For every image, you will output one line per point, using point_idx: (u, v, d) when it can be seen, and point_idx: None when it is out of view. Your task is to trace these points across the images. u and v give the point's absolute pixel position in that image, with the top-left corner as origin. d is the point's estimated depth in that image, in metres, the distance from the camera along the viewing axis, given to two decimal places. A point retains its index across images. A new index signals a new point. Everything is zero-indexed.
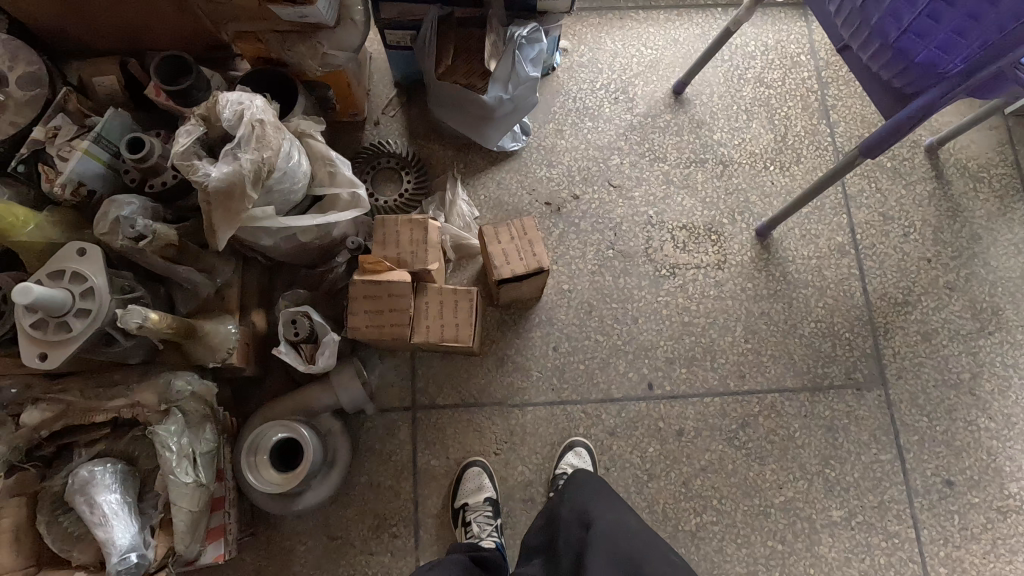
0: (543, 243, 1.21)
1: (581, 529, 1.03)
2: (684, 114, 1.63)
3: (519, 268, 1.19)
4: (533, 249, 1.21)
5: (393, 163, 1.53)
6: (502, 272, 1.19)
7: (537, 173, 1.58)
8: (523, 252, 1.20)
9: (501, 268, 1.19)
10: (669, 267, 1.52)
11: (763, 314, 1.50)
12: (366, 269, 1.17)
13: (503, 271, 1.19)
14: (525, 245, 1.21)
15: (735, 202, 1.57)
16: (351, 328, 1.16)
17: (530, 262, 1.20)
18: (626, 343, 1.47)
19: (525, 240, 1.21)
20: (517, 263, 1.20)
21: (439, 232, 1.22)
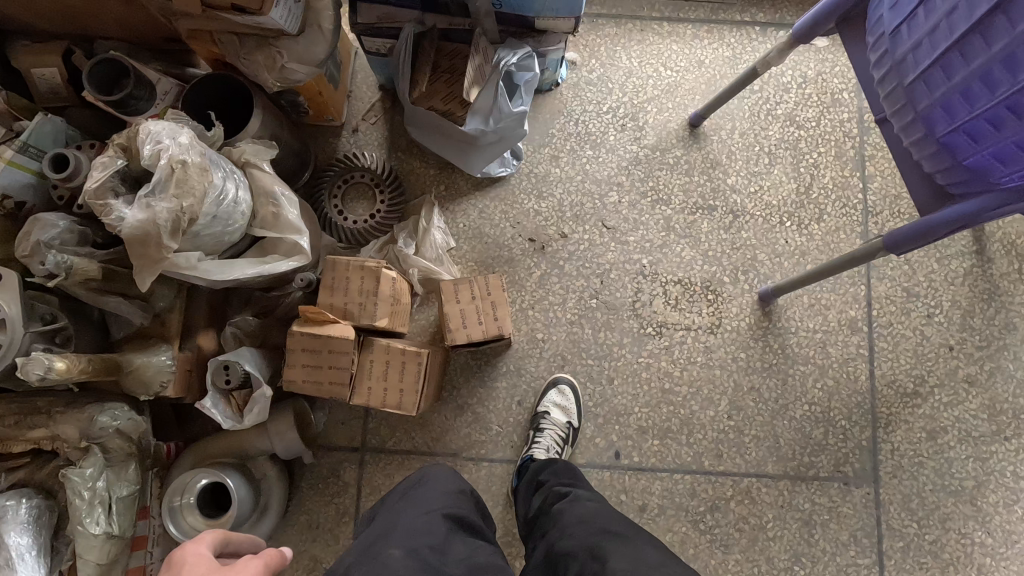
0: (507, 307, 1.10)
1: (594, 563, 0.83)
2: (698, 151, 1.45)
3: (476, 336, 1.09)
4: (495, 313, 1.09)
5: (367, 179, 1.40)
6: (456, 336, 1.08)
7: (524, 204, 1.43)
8: (484, 315, 1.09)
9: (456, 332, 1.08)
10: (656, 326, 1.38)
11: (752, 389, 1.36)
12: (308, 318, 1.06)
13: (456, 336, 1.08)
14: (487, 307, 1.10)
15: (740, 258, 1.40)
16: (287, 380, 1.06)
17: (489, 330, 1.09)
18: (597, 406, 1.35)
19: (488, 299, 1.10)
20: (476, 328, 1.09)
21: (394, 279, 1.10)
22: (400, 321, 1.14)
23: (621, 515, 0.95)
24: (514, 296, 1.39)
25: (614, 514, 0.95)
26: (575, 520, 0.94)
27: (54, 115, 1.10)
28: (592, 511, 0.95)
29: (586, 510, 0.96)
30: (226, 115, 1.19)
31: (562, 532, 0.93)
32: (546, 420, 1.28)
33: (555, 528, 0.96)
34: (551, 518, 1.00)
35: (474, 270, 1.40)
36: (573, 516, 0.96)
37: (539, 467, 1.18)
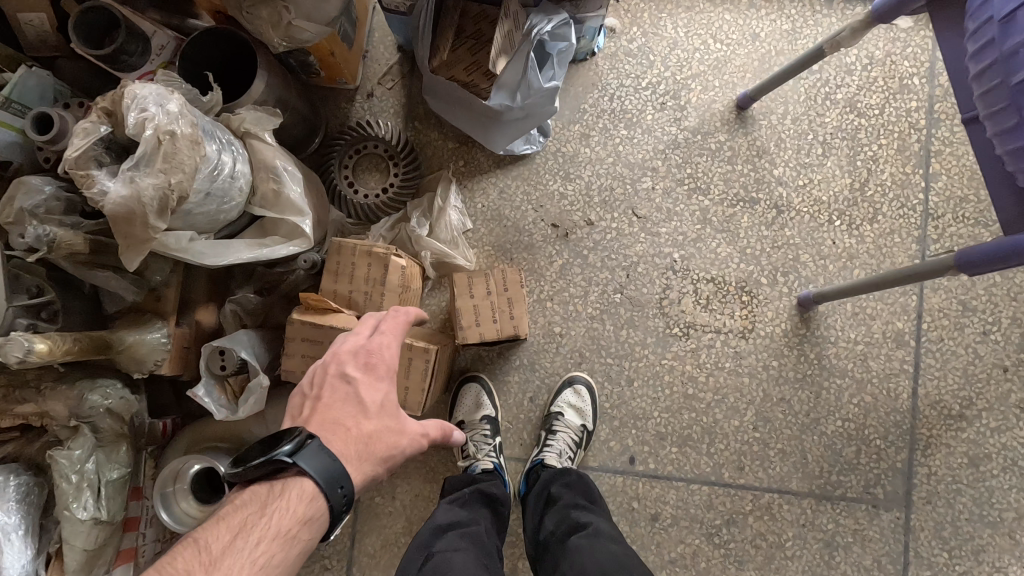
0: (524, 306, 1.04)
1: None
2: (744, 137, 1.31)
3: (487, 335, 1.03)
4: (511, 312, 1.04)
5: (380, 150, 1.30)
6: (466, 334, 1.02)
7: (548, 186, 1.31)
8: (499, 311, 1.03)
9: (468, 329, 1.02)
10: (683, 326, 1.28)
11: (782, 401, 1.26)
12: (308, 306, 0.99)
13: (466, 334, 1.02)
14: (503, 303, 1.03)
15: (780, 259, 1.29)
16: (285, 370, 1.00)
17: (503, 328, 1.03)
18: (614, 408, 1.27)
19: (505, 295, 1.03)
20: (489, 327, 1.02)
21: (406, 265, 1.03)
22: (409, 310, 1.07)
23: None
24: (532, 286, 1.29)
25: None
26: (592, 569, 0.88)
27: (41, 67, 1.00)
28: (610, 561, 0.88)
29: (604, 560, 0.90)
30: (228, 75, 1.08)
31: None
32: (559, 422, 1.21)
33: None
34: (568, 554, 0.94)
35: (491, 255, 1.31)
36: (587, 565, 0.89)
37: (552, 475, 1.13)
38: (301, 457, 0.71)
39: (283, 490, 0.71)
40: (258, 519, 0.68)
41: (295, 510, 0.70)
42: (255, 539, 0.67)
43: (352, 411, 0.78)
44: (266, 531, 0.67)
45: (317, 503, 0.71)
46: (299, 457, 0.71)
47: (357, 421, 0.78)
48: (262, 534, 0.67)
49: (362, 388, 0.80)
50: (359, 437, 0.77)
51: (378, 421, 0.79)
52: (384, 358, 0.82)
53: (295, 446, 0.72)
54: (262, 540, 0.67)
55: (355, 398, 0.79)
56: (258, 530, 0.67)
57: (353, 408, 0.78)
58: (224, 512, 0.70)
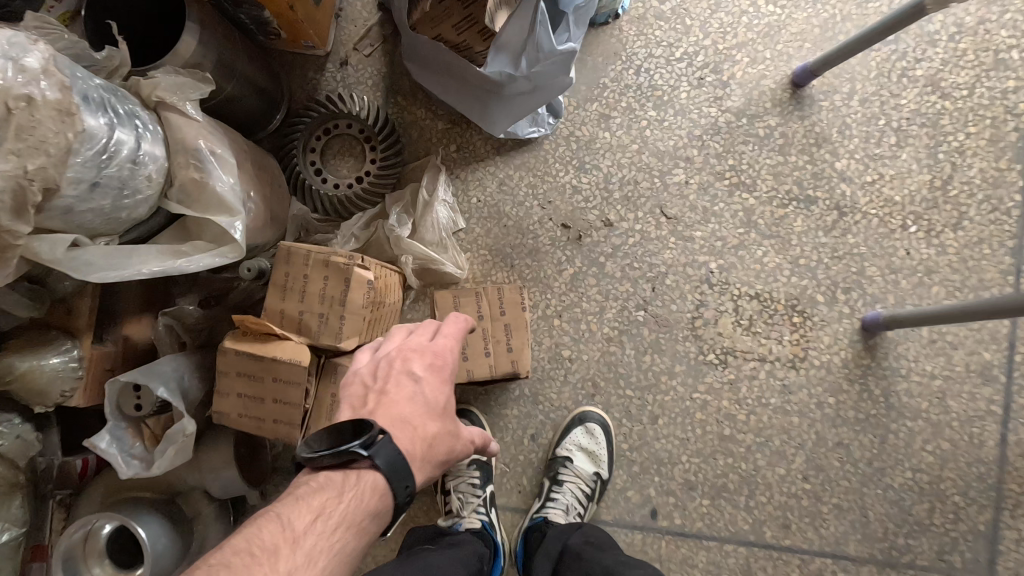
0: (522, 336, 0.89)
1: None
2: (800, 121, 1.07)
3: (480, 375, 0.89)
4: (507, 342, 0.89)
5: (354, 130, 1.07)
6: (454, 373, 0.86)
7: (559, 177, 1.08)
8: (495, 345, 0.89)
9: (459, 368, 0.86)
10: (719, 352, 1.05)
11: (839, 446, 1.04)
12: (247, 330, 0.77)
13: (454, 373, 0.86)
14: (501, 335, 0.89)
15: (840, 273, 1.05)
16: (217, 411, 0.79)
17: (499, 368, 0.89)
18: (634, 451, 1.04)
19: (503, 328, 0.89)
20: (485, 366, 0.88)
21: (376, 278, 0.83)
22: (378, 331, 0.88)
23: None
24: (536, 300, 1.06)
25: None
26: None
27: None
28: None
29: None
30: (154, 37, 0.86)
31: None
32: (565, 470, 1.00)
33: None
34: None
35: (487, 261, 1.08)
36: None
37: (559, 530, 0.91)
38: (377, 450, 0.61)
39: (359, 476, 0.61)
40: (336, 506, 0.58)
41: (371, 505, 0.60)
42: (332, 527, 0.57)
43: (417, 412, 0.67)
44: (343, 521, 0.58)
45: (384, 500, 0.62)
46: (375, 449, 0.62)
47: (421, 423, 0.67)
48: (341, 523, 0.58)
49: (428, 389, 0.69)
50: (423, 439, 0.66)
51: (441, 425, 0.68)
52: (447, 358, 0.73)
53: (371, 436, 0.62)
54: (342, 529, 0.58)
55: (420, 397, 0.68)
56: (336, 518, 0.58)
57: (420, 408, 0.67)
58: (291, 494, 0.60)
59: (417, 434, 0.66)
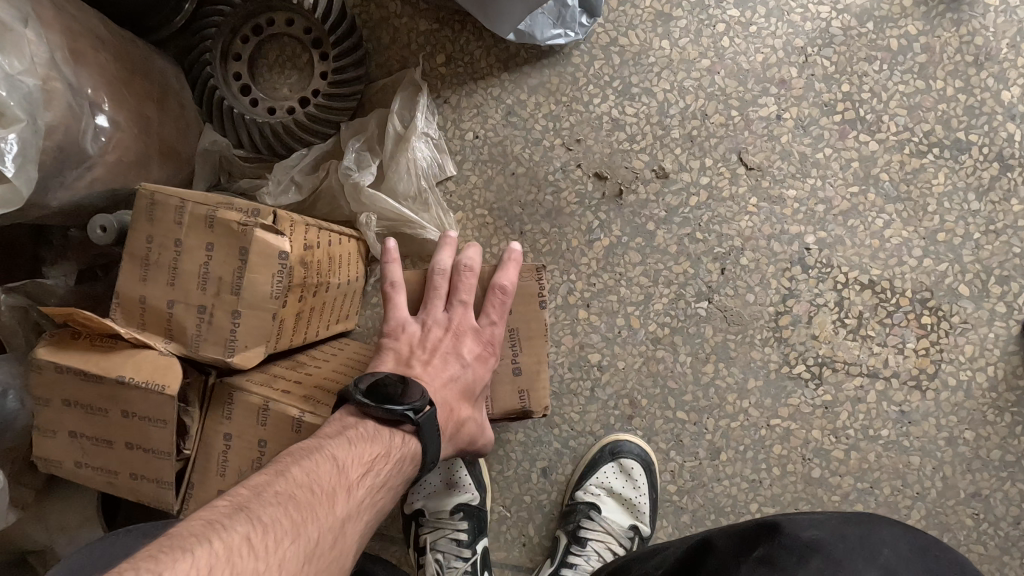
0: (540, 347, 0.61)
1: None
2: (954, 27, 0.72)
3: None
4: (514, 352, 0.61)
5: (296, 28, 0.74)
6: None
7: (592, 104, 0.75)
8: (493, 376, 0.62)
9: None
10: (812, 362, 0.74)
11: (974, 498, 0.73)
12: (83, 329, 0.47)
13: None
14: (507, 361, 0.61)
15: (996, 255, 0.72)
16: (42, 458, 0.49)
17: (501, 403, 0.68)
18: (684, 496, 0.74)
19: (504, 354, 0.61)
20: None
21: (305, 249, 0.52)
22: (317, 326, 0.58)
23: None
24: (555, 282, 0.75)
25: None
26: (814, 560, 0.43)
27: None
28: (816, 519, 0.46)
29: (819, 532, 0.45)
30: None
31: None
32: (591, 524, 0.72)
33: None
34: None
35: (486, 225, 0.75)
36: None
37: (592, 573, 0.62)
38: (429, 417, 0.49)
39: (403, 436, 0.48)
40: (387, 464, 0.46)
41: (412, 473, 0.48)
42: (378, 483, 0.45)
43: (454, 394, 0.56)
44: (387, 481, 0.45)
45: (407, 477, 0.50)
46: (425, 418, 0.49)
47: (457, 408, 0.56)
48: (387, 480, 0.46)
49: (475, 373, 0.57)
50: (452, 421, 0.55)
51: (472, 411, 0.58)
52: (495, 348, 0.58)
53: (426, 399, 0.49)
54: (388, 488, 0.46)
55: (462, 381, 0.56)
56: (383, 475, 0.45)
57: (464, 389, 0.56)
58: (333, 433, 0.45)
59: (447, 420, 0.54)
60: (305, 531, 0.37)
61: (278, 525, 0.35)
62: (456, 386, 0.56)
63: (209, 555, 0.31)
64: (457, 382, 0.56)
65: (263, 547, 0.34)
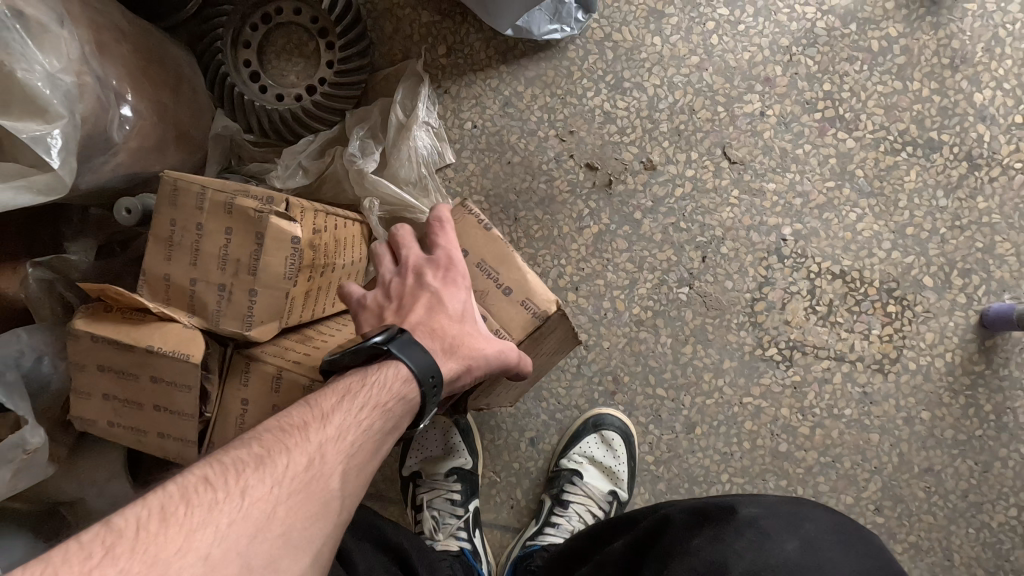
0: (506, 253, 0.60)
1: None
2: (933, 30, 0.76)
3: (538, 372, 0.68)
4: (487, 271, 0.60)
5: (303, 18, 0.77)
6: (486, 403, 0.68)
7: (586, 98, 0.78)
8: (484, 310, 0.60)
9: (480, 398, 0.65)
10: (784, 345, 0.79)
11: (927, 473, 0.80)
12: (114, 303, 0.52)
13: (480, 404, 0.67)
14: (491, 287, 0.60)
15: (960, 249, 0.77)
16: (78, 417, 0.55)
17: (544, 358, 0.66)
18: (661, 466, 0.81)
19: (481, 283, 0.60)
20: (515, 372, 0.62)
21: (314, 233, 0.57)
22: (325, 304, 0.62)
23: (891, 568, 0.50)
24: (546, 266, 0.80)
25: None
26: (748, 531, 0.51)
27: None
28: (757, 499, 0.54)
29: (756, 510, 0.53)
30: None
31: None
32: (574, 487, 0.79)
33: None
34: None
35: (483, 210, 0.80)
36: (752, 553, 0.50)
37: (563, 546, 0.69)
38: (394, 340, 0.50)
39: (378, 364, 0.49)
40: (364, 388, 0.47)
41: (404, 390, 0.48)
42: (367, 403, 0.46)
43: (440, 316, 0.54)
44: (380, 402, 0.47)
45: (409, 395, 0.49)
46: (392, 342, 0.49)
47: (443, 326, 0.54)
48: (371, 403, 0.46)
49: (448, 294, 0.56)
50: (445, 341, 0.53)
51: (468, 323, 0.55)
52: (458, 260, 0.57)
53: (389, 327, 0.50)
54: (376, 408, 0.46)
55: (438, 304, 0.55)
56: (371, 397, 0.46)
57: (442, 310, 0.54)
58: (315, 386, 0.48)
59: (445, 341, 0.53)
60: (274, 459, 0.40)
61: (238, 462, 0.39)
62: (439, 304, 0.54)
63: (163, 494, 0.35)
64: (431, 306, 0.55)
65: (221, 481, 0.37)
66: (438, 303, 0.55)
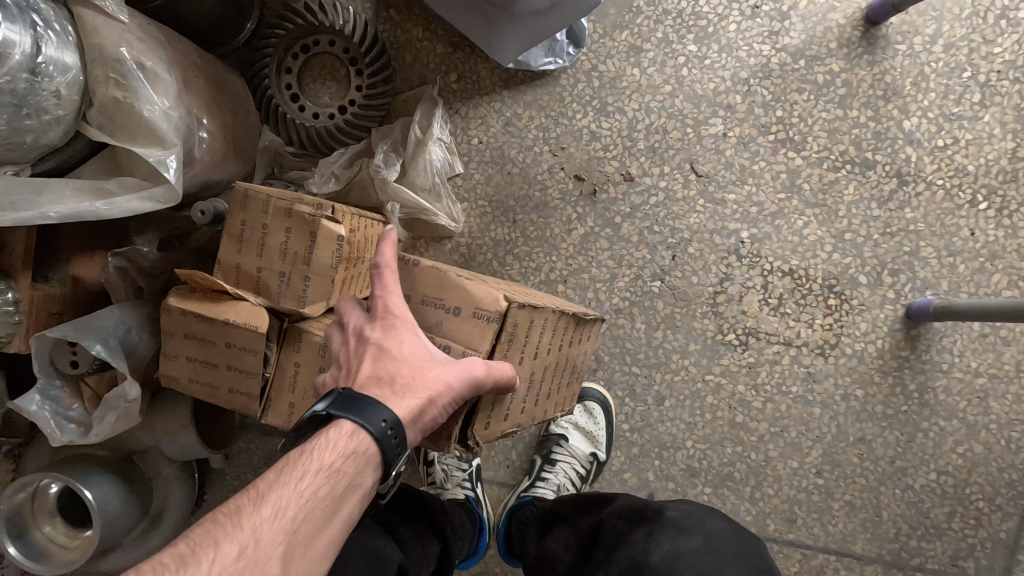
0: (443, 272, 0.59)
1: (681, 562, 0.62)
2: (869, 66, 0.89)
3: (563, 366, 0.68)
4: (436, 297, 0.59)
5: (337, 48, 0.91)
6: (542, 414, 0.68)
7: (576, 120, 0.92)
8: (447, 340, 0.59)
9: (526, 414, 0.64)
10: (740, 332, 0.94)
11: (860, 441, 0.94)
12: (198, 285, 0.66)
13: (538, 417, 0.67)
14: (444, 316, 0.59)
15: (890, 252, 0.91)
16: (165, 375, 0.69)
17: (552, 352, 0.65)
18: (635, 433, 0.95)
19: (434, 315, 0.60)
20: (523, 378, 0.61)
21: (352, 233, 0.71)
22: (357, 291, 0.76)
23: (765, 569, 0.63)
24: (540, 261, 0.94)
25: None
26: (666, 521, 0.67)
27: None
28: (681, 505, 0.70)
29: (680, 513, 0.68)
30: None
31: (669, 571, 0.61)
32: (560, 448, 0.93)
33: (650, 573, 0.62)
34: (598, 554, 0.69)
35: (486, 214, 0.94)
36: (665, 536, 0.65)
37: (546, 506, 0.84)
38: (333, 409, 0.51)
39: (321, 430, 0.50)
40: (301, 462, 0.48)
41: (345, 452, 0.49)
42: (311, 470, 0.48)
43: (387, 363, 0.54)
44: (325, 468, 0.48)
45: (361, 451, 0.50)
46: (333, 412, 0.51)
47: (390, 371, 0.53)
48: (309, 476, 0.48)
49: (389, 340, 0.55)
50: (394, 386, 0.53)
51: (418, 359, 0.54)
52: (393, 302, 0.57)
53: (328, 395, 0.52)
54: (313, 480, 0.48)
55: (382, 353, 0.55)
56: (314, 464, 0.48)
57: (386, 358, 0.54)
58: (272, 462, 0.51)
59: (396, 385, 0.52)
60: (202, 556, 0.43)
61: (170, 561, 0.42)
62: (383, 352, 0.54)
63: None
64: (377, 356, 0.55)
65: None
66: (380, 351, 0.55)
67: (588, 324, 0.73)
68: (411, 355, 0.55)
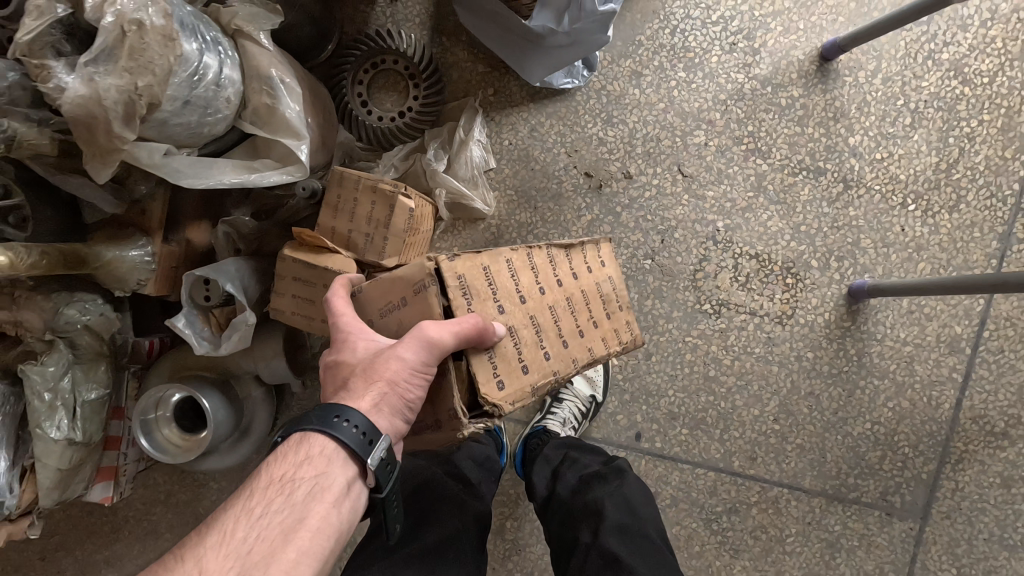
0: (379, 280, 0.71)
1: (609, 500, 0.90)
2: (822, 93, 1.12)
3: (576, 299, 0.76)
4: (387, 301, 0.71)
5: (400, 66, 1.14)
6: (581, 350, 0.74)
7: (588, 129, 1.15)
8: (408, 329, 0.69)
9: (548, 356, 0.71)
10: (714, 302, 1.16)
11: (809, 395, 1.16)
12: (305, 240, 0.89)
13: (576, 354, 0.74)
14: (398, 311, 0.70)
15: (837, 242, 1.14)
16: (274, 308, 0.92)
17: (547, 289, 0.74)
18: (627, 381, 1.17)
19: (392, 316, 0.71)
20: (519, 321, 0.70)
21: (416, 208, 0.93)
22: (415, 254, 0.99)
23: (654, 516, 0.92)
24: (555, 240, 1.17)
25: (651, 535, 0.87)
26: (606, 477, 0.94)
27: None
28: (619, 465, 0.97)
29: (615, 469, 0.95)
30: None
31: (596, 502, 0.90)
32: (567, 390, 1.16)
33: (586, 505, 0.90)
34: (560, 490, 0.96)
35: (513, 201, 1.17)
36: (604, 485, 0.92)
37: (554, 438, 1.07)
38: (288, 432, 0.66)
39: (273, 455, 0.65)
40: (255, 481, 0.63)
41: (289, 464, 0.64)
42: (263, 486, 0.63)
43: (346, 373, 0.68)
44: (281, 475, 0.63)
45: (310, 455, 0.64)
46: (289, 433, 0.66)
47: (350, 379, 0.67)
48: (262, 489, 0.63)
49: (347, 354, 0.69)
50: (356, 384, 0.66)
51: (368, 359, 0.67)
52: (343, 326, 0.71)
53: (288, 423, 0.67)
54: (264, 491, 0.62)
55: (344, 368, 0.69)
56: (271, 474, 0.63)
57: (345, 371, 0.68)
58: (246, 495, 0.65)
59: (353, 386, 0.66)
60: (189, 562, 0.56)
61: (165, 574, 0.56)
62: (342, 366, 0.68)
63: None
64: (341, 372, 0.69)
65: None
66: (341, 367, 0.68)
67: (583, 247, 0.79)
68: (363, 359, 0.67)
